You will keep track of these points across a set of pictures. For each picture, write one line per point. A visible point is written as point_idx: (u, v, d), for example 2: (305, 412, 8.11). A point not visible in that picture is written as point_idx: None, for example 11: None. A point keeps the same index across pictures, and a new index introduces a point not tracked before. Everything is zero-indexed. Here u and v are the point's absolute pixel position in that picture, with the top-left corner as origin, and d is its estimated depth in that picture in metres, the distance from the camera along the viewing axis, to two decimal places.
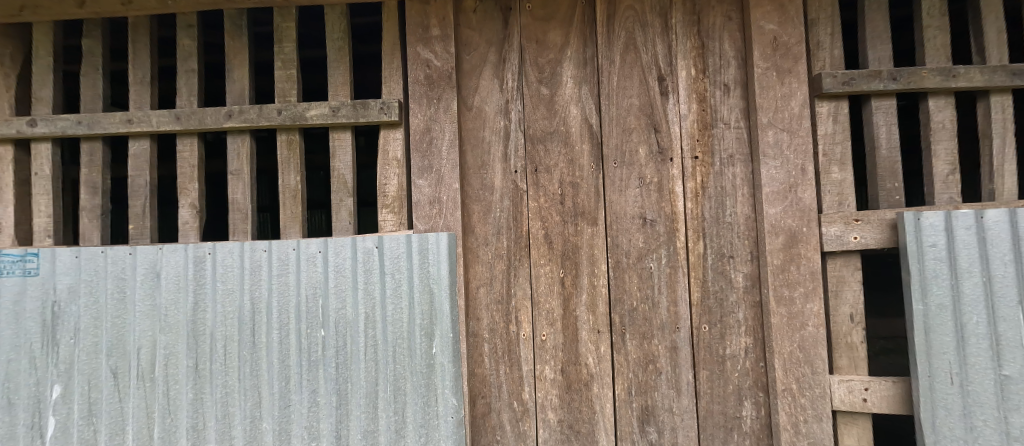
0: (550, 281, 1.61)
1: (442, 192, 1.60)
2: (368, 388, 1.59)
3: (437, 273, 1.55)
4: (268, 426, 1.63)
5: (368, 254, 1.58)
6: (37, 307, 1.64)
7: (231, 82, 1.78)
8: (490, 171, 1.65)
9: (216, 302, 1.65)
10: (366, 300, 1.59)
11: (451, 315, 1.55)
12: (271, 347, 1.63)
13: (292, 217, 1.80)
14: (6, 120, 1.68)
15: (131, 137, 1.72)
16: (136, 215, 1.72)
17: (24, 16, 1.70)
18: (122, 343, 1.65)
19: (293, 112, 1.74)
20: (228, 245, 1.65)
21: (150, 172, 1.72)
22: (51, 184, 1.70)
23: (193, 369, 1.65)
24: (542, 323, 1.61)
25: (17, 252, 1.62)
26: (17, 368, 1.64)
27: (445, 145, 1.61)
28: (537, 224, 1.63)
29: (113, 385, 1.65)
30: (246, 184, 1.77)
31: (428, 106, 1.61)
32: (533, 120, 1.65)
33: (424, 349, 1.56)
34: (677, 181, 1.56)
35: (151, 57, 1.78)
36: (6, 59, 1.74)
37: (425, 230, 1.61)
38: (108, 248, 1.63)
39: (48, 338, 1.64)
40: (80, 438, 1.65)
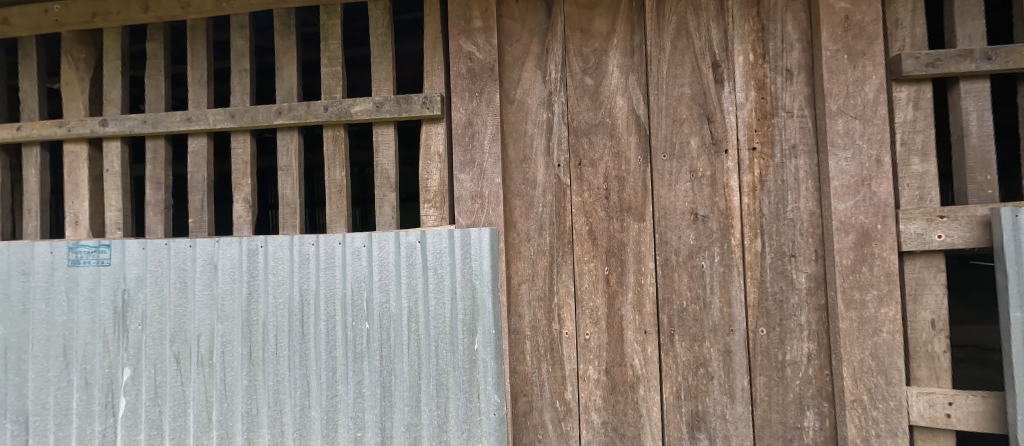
0: (593, 279, 1.56)
1: (484, 186, 1.58)
2: (411, 381, 1.60)
3: (480, 268, 1.54)
4: (317, 414, 1.68)
5: (411, 249, 1.59)
6: (109, 294, 1.75)
7: (281, 80, 1.83)
8: (533, 165, 1.61)
9: (268, 293, 1.72)
10: (409, 294, 1.60)
11: (492, 311, 1.54)
12: (319, 338, 1.68)
13: (337, 211, 1.84)
14: (81, 120, 1.80)
15: (190, 135, 1.80)
16: (195, 210, 1.80)
17: (95, 23, 1.82)
18: (183, 330, 1.74)
19: (338, 108, 1.79)
20: (279, 239, 1.71)
21: (207, 168, 1.79)
22: (120, 180, 1.80)
23: (247, 357, 1.72)
24: (585, 322, 1.56)
25: (93, 243, 1.74)
26: (93, 351, 1.77)
27: (486, 139, 1.59)
28: (580, 220, 1.57)
29: (175, 370, 1.74)
30: (294, 180, 1.81)
31: (470, 99, 1.59)
32: (577, 112, 1.59)
33: (466, 346, 1.55)
34: (732, 174, 1.46)
35: (208, 58, 1.84)
36: (81, 64, 1.87)
37: (466, 225, 1.60)
38: (171, 240, 1.72)
39: (119, 324, 1.76)
40: (147, 418, 1.75)
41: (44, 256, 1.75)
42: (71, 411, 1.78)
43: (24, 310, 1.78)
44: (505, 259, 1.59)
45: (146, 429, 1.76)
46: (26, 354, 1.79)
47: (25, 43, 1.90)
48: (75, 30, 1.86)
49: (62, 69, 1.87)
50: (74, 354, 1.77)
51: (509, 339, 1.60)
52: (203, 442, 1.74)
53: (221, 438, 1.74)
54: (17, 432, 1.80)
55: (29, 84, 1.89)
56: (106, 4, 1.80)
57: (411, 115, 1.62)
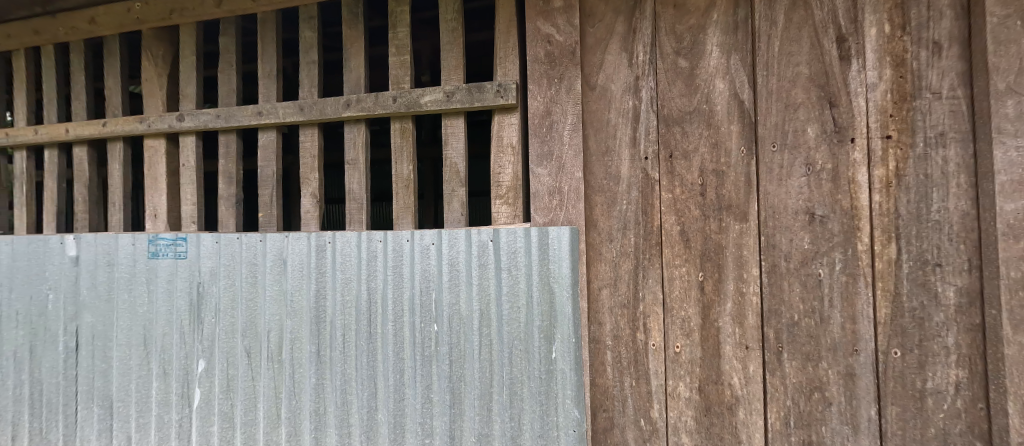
0: (685, 286, 1.39)
1: (563, 182, 1.47)
2: (482, 388, 1.56)
3: (559, 271, 1.46)
4: (384, 417, 1.67)
5: (483, 248, 1.56)
6: (185, 286, 1.77)
7: (349, 71, 1.78)
8: (615, 158, 1.46)
9: (336, 290, 1.69)
10: (481, 295, 1.57)
11: (572, 317, 1.45)
12: (386, 339, 1.66)
13: (404, 207, 1.77)
14: (160, 115, 1.81)
15: (261, 129, 1.77)
16: (264, 204, 1.77)
17: (173, 19, 1.83)
18: (254, 325, 1.73)
19: (407, 99, 1.74)
20: (347, 235, 1.68)
21: (276, 162, 1.76)
22: (194, 174, 1.81)
23: (315, 354, 1.70)
24: (675, 333, 1.40)
25: (171, 236, 1.76)
26: (171, 341, 1.79)
27: (567, 130, 1.47)
28: (671, 220, 1.41)
29: (247, 365, 1.74)
30: (361, 174, 1.75)
31: (549, 87, 1.47)
32: (669, 98, 1.42)
33: (542, 353, 1.49)
34: (860, 167, 1.25)
35: (277, 52, 1.80)
36: (159, 60, 1.89)
37: (543, 223, 1.51)
38: (242, 235, 1.71)
39: (193, 316, 1.77)
40: (221, 411, 1.76)
41: (128, 247, 1.80)
42: (151, 400, 1.82)
43: (109, 299, 1.83)
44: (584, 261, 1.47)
45: (219, 422, 1.77)
46: (110, 342, 1.85)
47: (108, 42, 1.94)
48: (154, 28, 1.88)
49: (144, 66, 1.90)
50: (153, 344, 1.81)
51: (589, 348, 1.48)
52: (272, 438, 1.73)
53: (289, 436, 1.72)
54: (103, 416, 1.86)
55: (113, 82, 1.94)
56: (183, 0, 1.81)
57: (486, 103, 1.58)
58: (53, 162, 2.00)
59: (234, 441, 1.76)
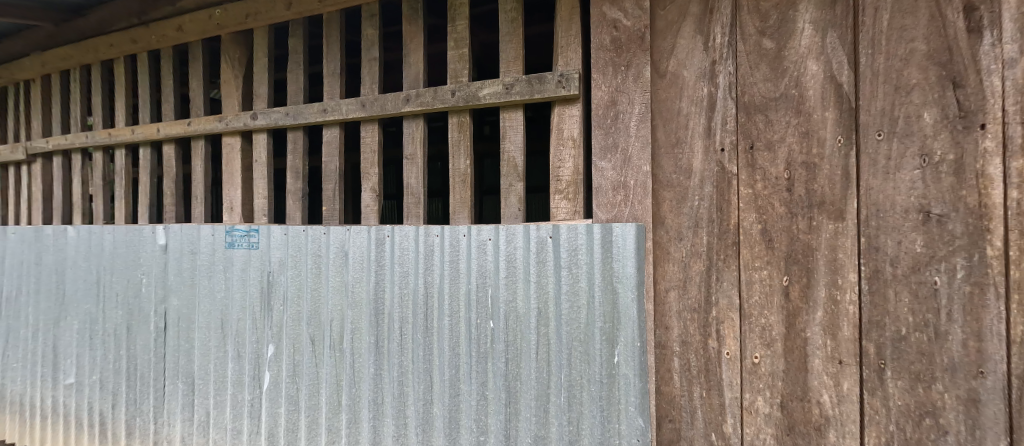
0: (767, 290, 1.32)
1: (628, 176, 1.49)
2: (539, 388, 1.57)
3: (623, 270, 1.46)
4: (439, 411, 1.68)
5: (542, 244, 1.56)
6: (256, 275, 1.85)
7: (408, 67, 1.77)
8: (687, 151, 1.42)
9: (394, 283, 1.70)
10: (539, 294, 1.57)
11: (636, 320, 1.44)
12: (442, 333, 1.67)
13: (461, 202, 1.75)
14: (236, 115, 1.91)
15: (326, 125, 1.81)
16: (329, 199, 1.81)
17: (248, 23, 1.91)
18: (317, 314, 1.78)
19: (467, 92, 1.74)
20: (405, 229, 1.68)
21: (339, 158, 1.79)
22: (265, 170, 1.88)
23: (374, 345, 1.72)
24: (754, 342, 1.33)
25: (244, 228, 1.84)
26: (243, 325, 1.89)
27: (632, 124, 1.49)
28: (750, 218, 1.34)
29: (310, 352, 1.79)
30: (420, 169, 1.74)
31: (616, 75, 1.50)
32: (751, 83, 1.35)
33: (601, 357, 1.50)
34: (993, 159, 1.08)
35: (341, 51, 1.81)
36: (236, 63, 1.97)
37: (606, 219, 1.54)
38: (308, 227, 1.76)
39: (263, 303, 1.85)
40: (287, 395, 1.83)
41: (207, 236, 1.91)
42: (227, 379, 1.92)
43: (192, 283, 1.96)
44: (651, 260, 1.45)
45: (285, 405, 1.83)
46: (193, 323, 1.97)
47: (194, 48, 2.07)
48: (232, 32, 1.97)
49: (222, 69, 2.00)
50: (228, 327, 1.91)
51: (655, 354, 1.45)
52: (333, 424, 1.77)
53: (348, 424, 1.75)
54: (187, 392, 1.99)
55: (196, 85, 2.05)
56: (257, 4, 1.88)
57: (549, 94, 1.71)
58: (145, 159, 2.15)
59: (299, 424, 1.82)
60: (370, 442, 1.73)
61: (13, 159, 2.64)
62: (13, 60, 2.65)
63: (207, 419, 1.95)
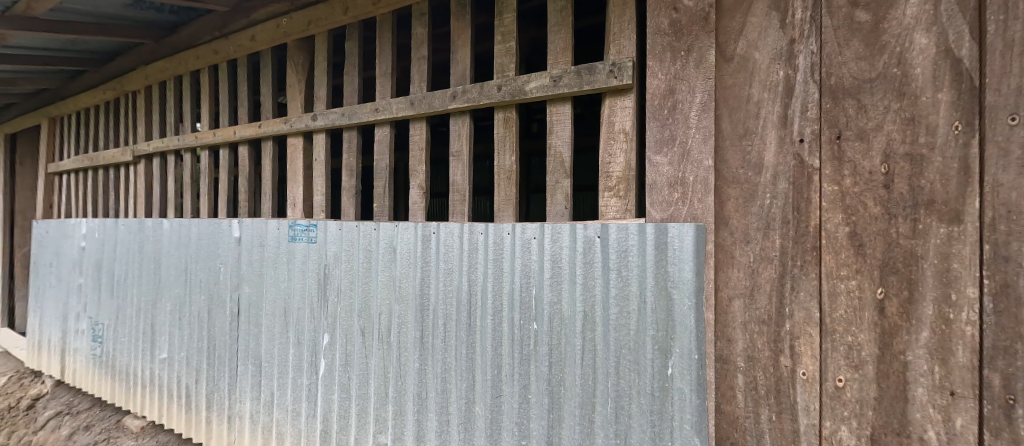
0: (855, 304, 1.21)
1: (686, 172, 1.43)
2: (584, 395, 1.52)
3: (679, 274, 1.38)
4: (481, 411, 1.66)
5: (589, 244, 1.51)
6: (314, 267, 1.96)
7: (456, 64, 1.75)
8: (756, 142, 1.36)
9: (439, 280, 1.70)
10: (585, 297, 1.51)
11: (694, 329, 1.36)
12: (486, 332, 1.65)
13: (505, 200, 1.70)
14: (299, 116, 2.03)
15: (377, 124, 1.86)
16: (379, 195, 1.85)
17: (310, 30, 2.01)
18: (368, 307, 1.84)
19: (513, 87, 1.68)
20: (450, 226, 1.68)
21: (388, 156, 1.83)
22: (325, 168, 1.99)
23: (419, 340, 1.74)
24: (838, 364, 1.23)
25: (305, 223, 1.96)
26: (303, 314, 2.01)
27: (692, 116, 1.44)
28: (837, 219, 1.23)
29: (361, 343, 1.86)
30: (465, 167, 1.72)
31: (675, 61, 1.46)
32: (840, 63, 1.25)
33: (653, 368, 1.43)
34: None
35: (392, 52, 1.84)
36: (299, 68, 2.08)
37: (661, 219, 1.51)
38: (361, 223, 1.82)
39: (321, 294, 1.95)
40: (340, 382, 1.92)
41: (274, 230, 2.05)
42: (288, 363, 2.06)
43: (261, 272, 2.12)
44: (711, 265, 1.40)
45: (338, 391, 1.92)
46: (261, 310, 2.14)
47: (263, 55, 2.23)
48: (297, 39, 2.09)
49: (289, 74, 2.13)
50: (291, 315, 2.04)
51: (716, 368, 1.39)
52: (380, 414, 1.82)
53: (395, 415, 1.80)
54: (255, 373, 2.17)
55: (266, 90, 2.21)
56: (318, 12, 1.97)
57: (600, 85, 1.62)
58: (224, 160, 2.37)
59: (350, 411, 1.90)
60: (415, 436, 1.76)
61: (122, 161, 3.03)
62: (125, 75, 3.02)
63: (271, 399, 2.11)
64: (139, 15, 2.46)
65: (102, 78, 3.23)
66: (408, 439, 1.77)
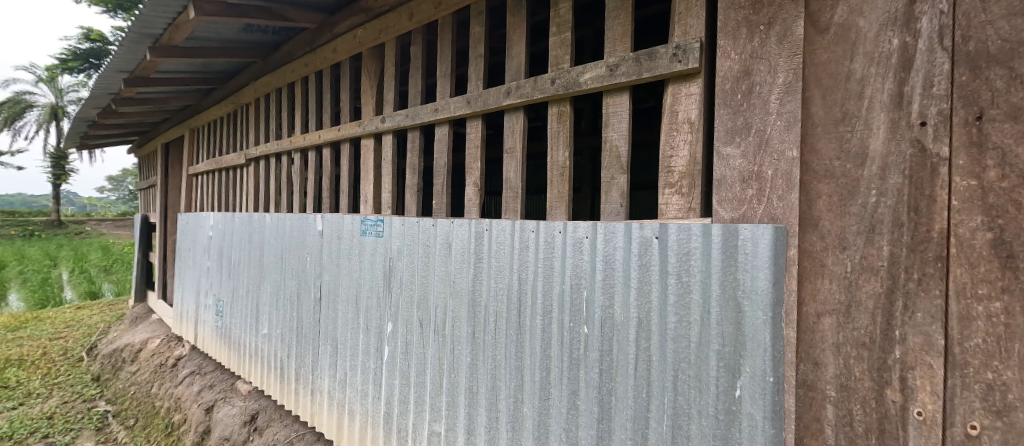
0: (998, 332, 0.99)
1: (763, 164, 1.30)
2: (637, 408, 1.42)
3: (752, 282, 1.24)
4: (529, 412, 1.63)
5: (646, 244, 1.41)
6: (381, 259, 2.10)
7: (510, 59, 1.72)
8: (857, 127, 1.19)
9: (491, 277, 1.71)
10: (640, 303, 1.41)
11: (767, 346, 1.22)
12: (535, 332, 1.60)
13: (557, 197, 1.62)
14: (371, 119, 2.18)
15: (438, 123, 1.92)
16: (439, 193, 1.91)
17: (382, 38, 2.14)
18: (426, 299, 1.91)
19: (567, 79, 1.59)
20: (501, 223, 1.66)
21: (447, 154, 1.89)
22: (392, 167, 2.11)
23: (471, 335, 1.77)
24: (969, 406, 1.02)
25: (374, 218, 2.11)
26: (371, 302, 2.16)
27: (772, 100, 1.30)
28: (974, 223, 1.02)
29: (420, 333, 1.94)
30: (518, 163, 1.69)
31: (752, 38, 1.34)
32: (981, 26, 1.04)
33: (715, 387, 1.31)
34: None
35: (451, 52, 1.87)
36: (372, 74, 2.23)
37: (729, 220, 1.36)
38: (421, 219, 1.90)
39: (386, 284, 2.08)
40: (402, 368, 2.02)
41: (349, 225, 2.24)
42: (359, 347, 2.24)
43: (338, 263, 2.33)
44: (794, 276, 1.24)
45: (400, 377, 2.04)
46: (338, 297, 2.34)
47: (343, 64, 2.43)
48: (370, 48, 2.25)
49: (364, 80, 2.29)
50: (362, 303, 2.21)
51: (801, 394, 1.24)
52: (435, 403, 1.89)
53: (448, 405, 1.85)
54: (333, 353, 2.39)
55: (345, 96, 2.40)
56: (387, 20, 2.10)
57: (660, 71, 1.47)
58: (312, 161, 2.63)
59: (408, 397, 2.00)
60: (466, 429, 1.79)
61: (238, 164, 3.56)
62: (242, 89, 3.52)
63: (345, 378, 2.32)
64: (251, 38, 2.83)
65: (225, 93, 3.81)
66: (460, 431, 1.81)
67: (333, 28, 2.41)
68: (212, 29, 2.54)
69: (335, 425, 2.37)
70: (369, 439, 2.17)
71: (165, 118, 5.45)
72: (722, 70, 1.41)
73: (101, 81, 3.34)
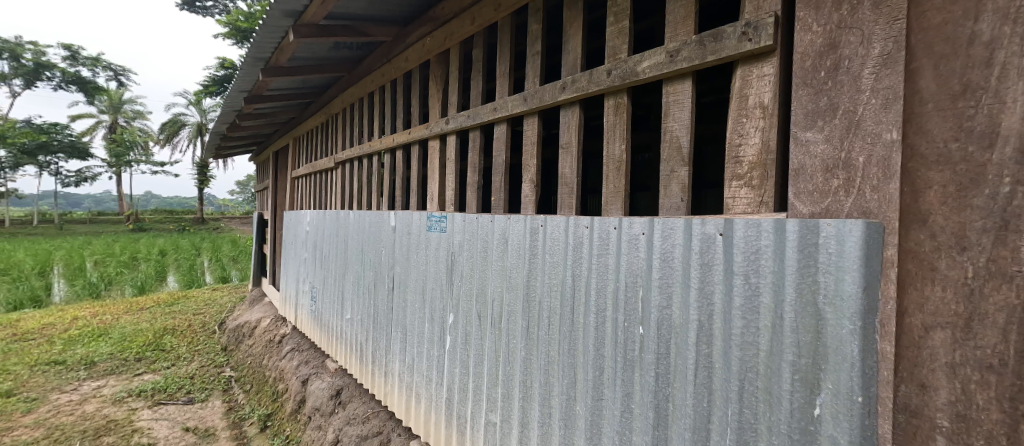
0: None
1: (852, 150, 1.13)
2: (697, 417, 1.33)
3: (835, 285, 1.09)
4: (582, 411, 1.61)
5: (708, 241, 1.30)
6: (444, 254, 2.23)
7: (567, 54, 1.72)
8: (982, 102, 0.97)
9: (546, 273, 1.72)
10: (701, 304, 1.31)
11: (855, 361, 1.06)
12: (588, 330, 1.58)
13: (613, 192, 1.58)
14: (437, 121, 2.33)
15: (496, 122, 1.99)
16: (497, 189, 1.98)
17: (446, 44, 2.27)
18: (484, 293, 2.00)
19: (624, 70, 1.55)
20: (556, 219, 1.67)
21: (505, 153, 1.94)
22: (454, 166, 2.23)
23: (526, 330, 1.81)
24: None
25: (438, 215, 2.26)
26: (434, 294, 2.31)
27: (865, 75, 1.12)
28: None
29: (479, 325, 2.03)
30: (573, 158, 1.69)
31: (841, 5, 1.16)
32: None
33: (787, 401, 1.18)
34: None
35: (510, 53, 1.92)
36: (438, 79, 2.38)
37: (809, 215, 1.21)
38: (482, 215, 1.99)
39: (448, 277, 2.21)
40: (462, 358, 2.13)
41: (416, 220, 2.42)
42: (424, 335, 2.40)
43: (407, 257, 2.52)
44: (892, 282, 1.07)
45: (460, 367, 2.15)
46: (407, 288, 2.54)
47: (413, 71, 2.61)
48: (436, 54, 2.38)
49: (431, 85, 2.45)
50: (427, 294, 2.36)
51: (901, 420, 1.05)
52: (492, 394, 1.97)
53: (503, 396, 1.92)
54: (403, 340, 2.59)
55: (414, 101, 2.58)
56: (451, 27, 2.21)
57: (727, 53, 1.35)
58: (389, 163, 2.89)
59: (468, 385, 2.11)
60: (521, 421, 1.84)
61: (330, 167, 4.00)
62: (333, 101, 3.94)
63: (413, 364, 2.49)
64: (340, 55, 3.14)
65: (320, 105, 4.29)
66: (515, 422, 1.86)
67: (406, 39, 2.60)
68: (308, 51, 2.86)
69: (404, 406, 2.57)
70: (433, 421, 2.32)
71: (278, 130, 6.24)
72: (801, 45, 1.24)
73: (227, 101, 3.83)
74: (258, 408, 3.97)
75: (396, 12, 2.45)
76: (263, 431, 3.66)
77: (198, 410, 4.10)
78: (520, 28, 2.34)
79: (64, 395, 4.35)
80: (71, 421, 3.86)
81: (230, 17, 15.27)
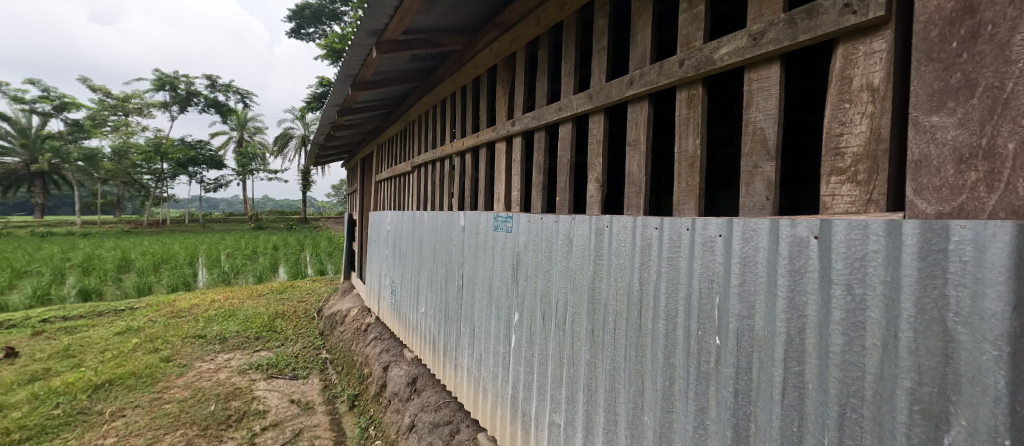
0: None
1: (997, 134, 0.89)
2: (785, 441, 1.17)
3: (963, 301, 0.89)
4: (649, 421, 1.51)
5: (800, 245, 1.13)
6: (511, 253, 2.25)
7: (636, 46, 1.65)
8: None
9: (610, 275, 1.65)
10: (789, 317, 1.15)
11: (1000, 395, 0.86)
12: (656, 337, 1.48)
13: (687, 190, 1.47)
14: (504, 123, 2.37)
15: (562, 121, 1.97)
16: (562, 188, 1.95)
17: (513, 48, 2.30)
18: (547, 293, 1.99)
19: (698, 58, 1.43)
20: (623, 219, 1.60)
21: (570, 152, 1.91)
22: (522, 166, 2.26)
23: (590, 332, 1.75)
24: None
25: (505, 215, 2.30)
26: (500, 292, 2.35)
27: (1017, 42, 0.88)
28: None
29: (543, 326, 2.03)
30: (642, 155, 1.61)
31: None
32: None
33: (901, 436, 0.98)
34: None
35: (576, 51, 1.88)
36: (507, 81, 2.41)
37: (935, 216, 0.98)
38: (547, 215, 1.98)
39: (514, 276, 2.23)
40: (528, 356, 2.14)
41: (484, 220, 2.47)
42: (491, 331, 2.45)
43: (475, 255, 2.60)
44: None
45: (525, 365, 2.16)
46: (475, 285, 2.61)
47: (483, 76, 2.68)
48: (503, 59, 2.42)
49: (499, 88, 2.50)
50: (494, 292, 2.41)
51: None
52: (557, 395, 1.95)
53: (568, 398, 1.88)
54: (470, 334, 2.67)
55: (485, 104, 2.65)
56: (518, 31, 2.23)
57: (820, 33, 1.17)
58: (462, 166, 3.00)
59: (533, 384, 2.11)
60: (585, 426, 1.79)
61: (408, 170, 4.28)
62: (410, 109, 4.19)
63: (481, 359, 2.55)
64: (417, 66, 3.34)
65: (398, 115, 4.62)
66: (579, 426, 1.82)
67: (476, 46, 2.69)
68: (388, 65, 3.07)
69: (472, 399, 2.65)
70: (500, 417, 2.36)
71: (364, 139, 6.84)
72: (925, 12, 1.01)
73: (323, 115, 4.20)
74: (347, 388, 4.41)
75: (468, 20, 2.55)
76: (352, 409, 4.05)
77: (301, 385, 4.63)
78: (587, 25, 2.30)
79: (204, 363, 5.20)
80: (209, 385, 4.59)
81: (326, 42, 16.87)
